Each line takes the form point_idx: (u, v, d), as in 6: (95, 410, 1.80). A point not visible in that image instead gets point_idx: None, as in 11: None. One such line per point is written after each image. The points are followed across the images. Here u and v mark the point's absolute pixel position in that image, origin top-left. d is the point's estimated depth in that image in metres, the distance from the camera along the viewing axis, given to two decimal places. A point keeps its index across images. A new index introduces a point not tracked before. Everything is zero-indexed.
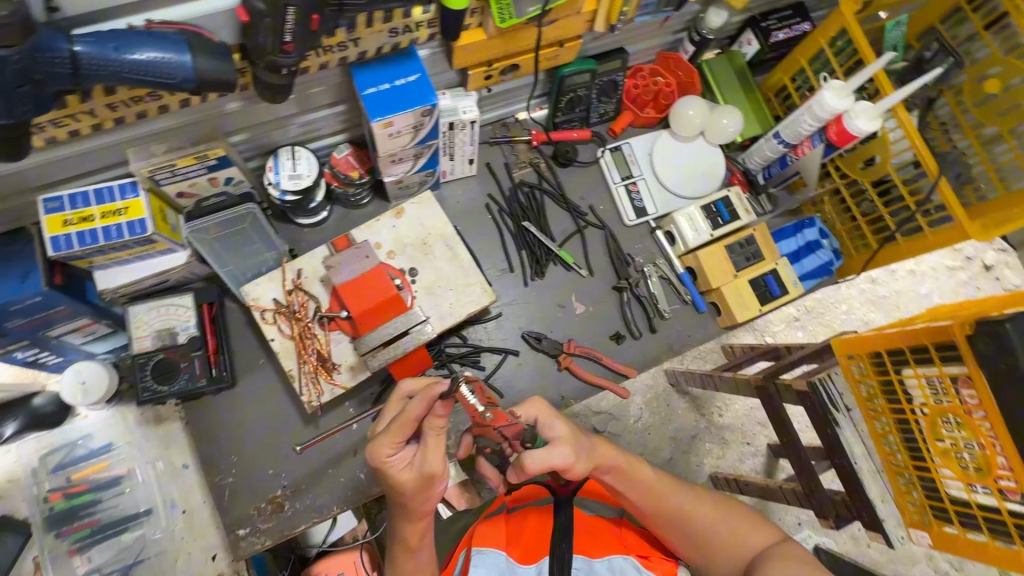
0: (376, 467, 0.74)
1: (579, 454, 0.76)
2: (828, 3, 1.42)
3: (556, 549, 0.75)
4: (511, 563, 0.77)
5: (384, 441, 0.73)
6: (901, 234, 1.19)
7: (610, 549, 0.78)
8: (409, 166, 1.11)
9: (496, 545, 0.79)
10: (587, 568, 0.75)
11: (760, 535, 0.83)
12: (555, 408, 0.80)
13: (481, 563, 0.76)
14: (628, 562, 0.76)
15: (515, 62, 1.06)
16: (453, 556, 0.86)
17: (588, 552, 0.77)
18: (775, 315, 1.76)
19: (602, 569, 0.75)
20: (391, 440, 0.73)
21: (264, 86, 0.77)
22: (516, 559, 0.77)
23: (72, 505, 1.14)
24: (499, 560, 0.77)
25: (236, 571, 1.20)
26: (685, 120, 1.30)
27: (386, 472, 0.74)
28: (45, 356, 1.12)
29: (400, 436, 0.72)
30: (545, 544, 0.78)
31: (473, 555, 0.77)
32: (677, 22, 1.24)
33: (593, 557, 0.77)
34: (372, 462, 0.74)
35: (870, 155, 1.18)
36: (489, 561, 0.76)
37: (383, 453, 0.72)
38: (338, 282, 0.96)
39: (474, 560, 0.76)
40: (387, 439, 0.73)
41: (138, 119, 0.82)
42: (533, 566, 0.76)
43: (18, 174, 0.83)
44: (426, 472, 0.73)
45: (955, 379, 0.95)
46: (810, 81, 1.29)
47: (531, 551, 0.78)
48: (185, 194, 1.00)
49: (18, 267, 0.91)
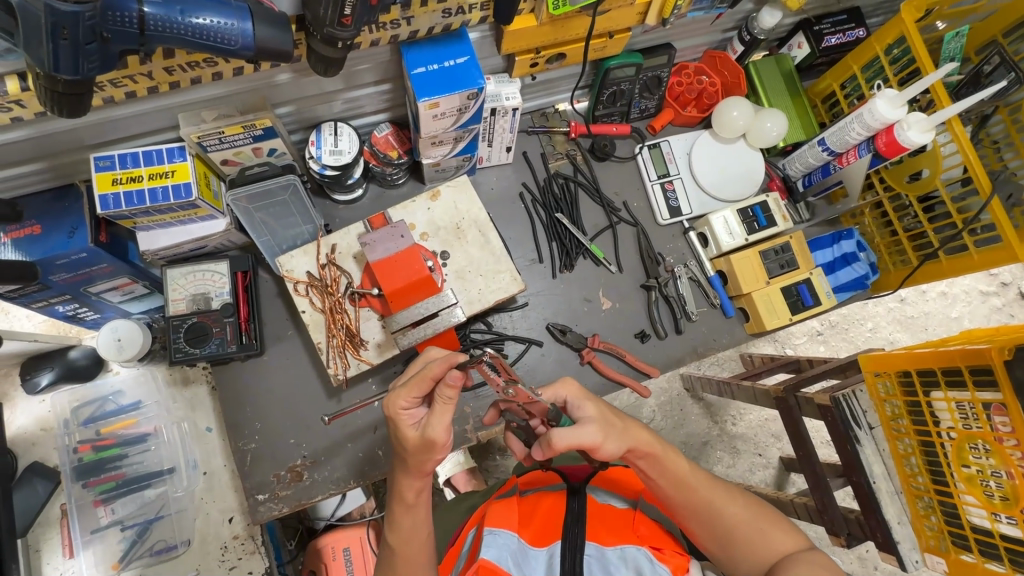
0: (389, 418, 0.76)
1: (609, 435, 0.77)
2: (884, 10, 1.38)
3: (569, 536, 0.76)
4: (522, 545, 0.77)
5: (401, 394, 0.75)
6: (944, 252, 1.16)
7: (624, 538, 0.77)
8: (447, 149, 1.12)
9: (507, 526, 0.79)
10: (599, 556, 0.75)
11: (783, 540, 0.80)
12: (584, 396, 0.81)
13: (493, 543, 0.75)
14: (641, 552, 0.74)
15: (562, 51, 1.06)
16: (463, 535, 0.88)
17: (600, 541, 0.77)
18: (799, 326, 1.74)
19: (613, 558, 0.75)
20: (407, 394, 0.74)
21: (318, 59, 0.78)
22: (527, 541, 0.78)
23: (101, 458, 1.20)
24: (511, 542, 0.76)
25: (252, 535, 1.23)
26: (728, 121, 1.28)
27: (397, 424, 0.75)
28: (84, 311, 1.15)
29: (416, 393, 0.74)
30: (558, 528, 0.79)
31: (485, 534, 0.76)
32: (728, 20, 1.22)
33: (605, 545, 0.77)
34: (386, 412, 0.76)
35: (917, 168, 1.16)
36: (501, 540, 0.76)
37: (398, 405, 0.74)
38: (373, 259, 0.96)
39: (486, 540, 0.76)
40: (403, 393, 0.75)
41: (192, 84, 0.84)
42: (545, 549, 0.77)
43: (73, 131, 0.86)
44: (431, 435, 0.73)
45: (988, 405, 0.94)
46: (860, 89, 1.26)
47: (543, 533, 0.80)
48: (230, 161, 1.02)
49: (67, 222, 0.93)
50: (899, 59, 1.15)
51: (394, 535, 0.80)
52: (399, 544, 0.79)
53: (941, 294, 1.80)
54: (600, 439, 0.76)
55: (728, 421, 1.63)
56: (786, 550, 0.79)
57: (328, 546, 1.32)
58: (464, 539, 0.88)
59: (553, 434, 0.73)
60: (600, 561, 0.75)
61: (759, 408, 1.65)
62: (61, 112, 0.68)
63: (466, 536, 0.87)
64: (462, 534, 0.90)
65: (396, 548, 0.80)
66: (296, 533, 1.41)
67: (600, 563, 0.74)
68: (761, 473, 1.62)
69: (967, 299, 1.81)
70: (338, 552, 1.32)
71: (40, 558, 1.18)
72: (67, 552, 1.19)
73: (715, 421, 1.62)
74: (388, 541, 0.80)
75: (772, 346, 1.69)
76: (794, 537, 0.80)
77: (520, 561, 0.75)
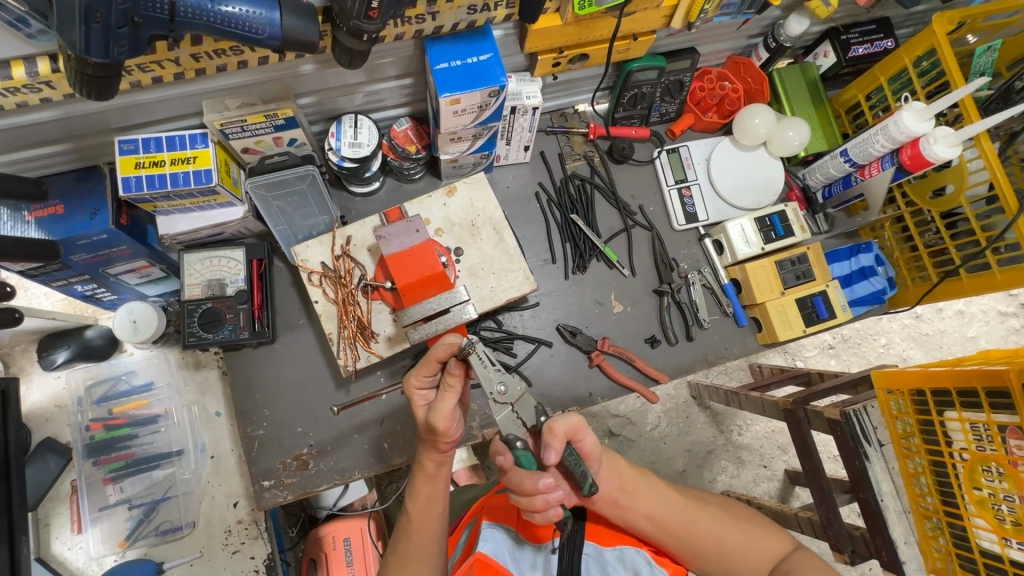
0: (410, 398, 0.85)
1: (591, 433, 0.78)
2: (913, 22, 1.36)
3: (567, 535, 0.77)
4: (518, 542, 0.78)
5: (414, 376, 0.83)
6: (966, 269, 1.13)
7: (624, 540, 0.79)
8: (466, 146, 1.12)
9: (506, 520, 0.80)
10: (597, 556, 0.76)
11: (771, 540, 0.82)
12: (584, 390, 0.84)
13: (491, 538, 0.76)
14: (640, 555, 0.76)
15: (585, 52, 1.05)
16: (462, 525, 0.91)
17: (599, 541, 0.78)
18: (811, 339, 1.73)
19: (611, 559, 0.76)
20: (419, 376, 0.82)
21: (343, 51, 0.78)
22: (525, 538, 0.80)
23: (112, 436, 1.23)
24: (506, 538, 0.77)
25: (256, 520, 1.24)
26: (750, 128, 1.26)
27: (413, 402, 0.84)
28: (102, 292, 1.17)
29: (425, 374, 0.82)
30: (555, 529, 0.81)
31: (483, 528, 0.77)
32: (754, 26, 1.21)
33: (603, 545, 0.78)
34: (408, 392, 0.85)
35: (941, 184, 1.14)
36: (497, 536, 0.77)
37: (413, 384, 0.83)
38: (388, 252, 0.96)
39: (484, 534, 0.77)
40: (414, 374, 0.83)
41: (217, 72, 0.84)
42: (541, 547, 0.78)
43: (99, 113, 0.87)
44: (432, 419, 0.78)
45: (1004, 428, 0.91)
46: (886, 101, 1.25)
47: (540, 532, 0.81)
48: (251, 150, 1.03)
49: (89, 203, 0.95)
50: (928, 71, 1.14)
51: (413, 502, 0.84)
52: (417, 511, 0.83)
53: (958, 312, 1.77)
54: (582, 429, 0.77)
55: (734, 431, 1.62)
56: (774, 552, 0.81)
57: (328, 535, 1.33)
58: (462, 534, 0.90)
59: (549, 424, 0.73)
60: (598, 561, 0.76)
61: (766, 419, 1.64)
62: (89, 94, 0.69)
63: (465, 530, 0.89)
64: (461, 527, 0.92)
65: (413, 515, 0.83)
66: (298, 520, 1.43)
67: (597, 564, 0.75)
68: (765, 484, 1.61)
69: (984, 318, 1.78)
70: (338, 542, 1.33)
71: (48, 533, 1.20)
72: (75, 528, 1.21)
73: (721, 430, 1.61)
74: (407, 508, 0.84)
75: (782, 357, 1.67)
76: (780, 538, 0.82)
77: (516, 558, 0.76)
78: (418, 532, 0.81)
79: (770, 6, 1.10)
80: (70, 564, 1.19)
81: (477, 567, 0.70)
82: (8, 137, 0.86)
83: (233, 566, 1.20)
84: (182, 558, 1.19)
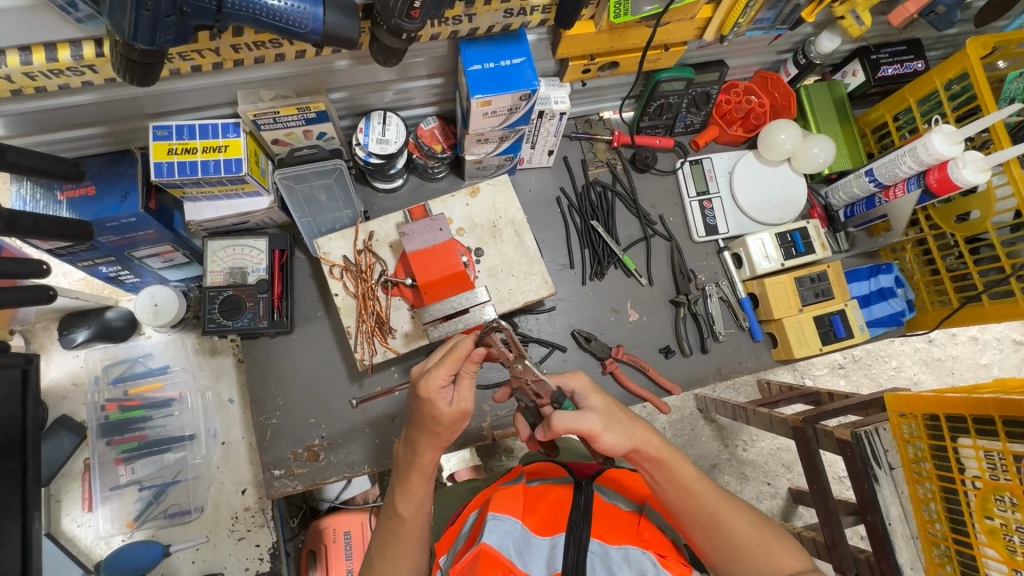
0: (422, 398, 0.78)
1: (610, 426, 0.78)
2: (944, 45, 1.36)
3: (573, 529, 0.76)
4: (526, 532, 0.76)
5: (437, 373, 0.77)
6: (989, 296, 1.13)
7: (629, 539, 0.77)
8: (491, 148, 1.12)
9: (511, 512, 0.77)
10: (602, 554, 0.74)
11: (790, 557, 0.79)
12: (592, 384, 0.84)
13: (496, 529, 0.73)
14: (646, 557, 0.73)
15: (616, 60, 1.06)
16: (463, 516, 0.91)
17: (606, 539, 0.76)
18: (821, 358, 1.72)
19: (617, 558, 0.74)
20: (440, 372, 0.77)
21: (380, 49, 0.79)
22: (531, 529, 0.78)
23: (126, 417, 1.24)
24: (513, 529, 0.74)
25: (262, 508, 1.26)
26: (775, 143, 1.26)
27: (432, 402, 0.77)
28: (125, 274, 1.19)
29: (446, 372, 0.77)
30: (563, 522, 0.79)
31: (488, 519, 0.74)
32: (785, 42, 1.21)
33: (610, 544, 0.75)
34: (420, 391, 0.78)
35: (967, 209, 1.13)
36: (503, 526, 0.74)
37: (433, 382, 0.77)
38: (411, 249, 0.97)
39: (489, 525, 0.74)
40: (439, 371, 0.77)
41: (254, 63, 0.86)
42: (548, 539, 0.77)
43: (136, 99, 0.88)
44: (461, 405, 0.78)
45: (1019, 457, 0.90)
46: (914, 122, 1.24)
47: (547, 524, 0.79)
48: (281, 142, 1.04)
49: (120, 186, 0.96)
50: (958, 95, 1.14)
51: (403, 502, 0.82)
52: (409, 513, 0.81)
53: (971, 338, 1.76)
54: (602, 427, 0.77)
55: (738, 446, 1.62)
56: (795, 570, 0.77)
57: (329, 528, 1.34)
58: (465, 521, 0.89)
59: (553, 416, 0.76)
60: (603, 559, 0.74)
61: (772, 436, 1.63)
62: (132, 80, 0.71)
63: (469, 517, 0.88)
64: (463, 516, 0.91)
65: (404, 516, 0.81)
66: (300, 511, 1.42)
67: (603, 561, 0.74)
68: (767, 502, 1.60)
69: (998, 346, 1.77)
70: (338, 535, 1.34)
71: (59, 509, 1.22)
72: (86, 506, 1.22)
73: (725, 444, 1.61)
74: (397, 509, 0.82)
75: (791, 374, 1.67)
76: (800, 556, 0.79)
77: (522, 550, 0.74)
78: (403, 528, 0.81)
79: (802, 23, 1.10)
80: (79, 542, 1.21)
81: (481, 561, 0.68)
82: (47, 118, 0.87)
83: (239, 552, 1.23)
84: (188, 541, 1.21)
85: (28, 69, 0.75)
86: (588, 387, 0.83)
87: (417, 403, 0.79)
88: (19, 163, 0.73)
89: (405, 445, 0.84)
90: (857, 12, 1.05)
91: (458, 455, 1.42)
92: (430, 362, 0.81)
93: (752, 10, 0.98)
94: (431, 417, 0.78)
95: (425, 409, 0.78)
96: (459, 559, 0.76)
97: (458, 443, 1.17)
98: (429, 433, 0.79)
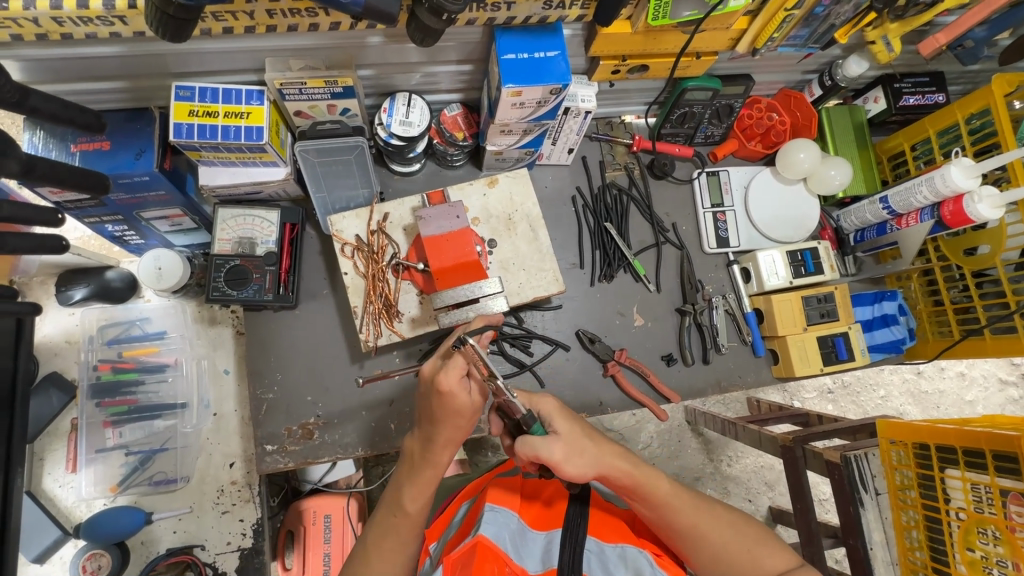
0: (443, 392, 0.75)
1: (572, 457, 0.75)
2: (966, 80, 1.38)
3: (570, 528, 0.74)
4: (522, 526, 0.75)
5: (454, 363, 0.76)
6: (991, 331, 1.15)
7: (626, 538, 0.76)
8: (514, 140, 1.12)
9: (509, 506, 0.76)
10: (599, 552, 0.73)
11: (773, 560, 0.80)
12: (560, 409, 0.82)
13: (492, 521, 0.72)
14: (642, 555, 0.72)
15: (647, 63, 1.06)
16: (452, 505, 0.90)
17: (601, 537, 0.75)
18: (811, 381, 1.74)
19: (613, 556, 0.73)
20: (455, 363, 0.76)
21: (418, 28, 0.79)
22: (527, 523, 0.77)
23: (117, 380, 1.21)
24: (511, 521, 0.73)
25: (249, 483, 1.25)
26: (793, 161, 1.25)
27: (454, 394, 0.76)
28: (130, 235, 1.17)
29: (457, 367, 0.76)
30: (558, 519, 0.78)
31: (486, 510, 0.73)
32: (813, 62, 1.22)
33: (605, 541, 0.74)
34: (440, 385, 0.75)
35: (975, 244, 1.15)
36: (501, 519, 0.73)
37: (451, 375, 0.75)
38: (426, 234, 0.97)
39: (486, 517, 0.72)
40: (456, 361, 0.76)
41: (287, 31, 0.84)
42: (543, 533, 0.76)
43: (163, 56, 0.87)
44: (477, 394, 0.79)
45: (1006, 493, 0.92)
46: (932, 153, 1.25)
47: (543, 520, 0.79)
48: (303, 113, 1.02)
49: (136, 143, 0.94)
50: (978, 129, 1.15)
51: (411, 500, 0.82)
52: (416, 511, 0.82)
53: (959, 374, 1.78)
54: (561, 458, 0.74)
55: (723, 461, 1.64)
56: (777, 570, 0.79)
57: (308, 509, 1.34)
58: (456, 510, 0.88)
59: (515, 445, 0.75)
60: (599, 557, 0.72)
61: (756, 454, 1.66)
62: (163, 35, 0.69)
63: (461, 508, 0.88)
64: (452, 505, 0.90)
65: (411, 514, 0.83)
66: (281, 491, 1.39)
67: (600, 560, 0.72)
68: None
69: (984, 383, 1.79)
70: (317, 517, 1.33)
71: (42, 467, 1.20)
72: (69, 466, 1.20)
73: (711, 458, 1.64)
74: (404, 507, 0.82)
75: (780, 395, 1.69)
76: (784, 555, 0.81)
77: (518, 543, 0.72)
78: (406, 524, 0.83)
79: (834, 44, 1.11)
80: (59, 502, 1.19)
81: (478, 553, 0.65)
82: (70, 67, 0.85)
83: (222, 526, 1.22)
84: (172, 510, 1.20)
85: (57, 14, 0.73)
86: (553, 411, 0.81)
87: (434, 398, 0.77)
88: (42, 108, 0.70)
89: (417, 442, 0.84)
90: (888, 37, 1.06)
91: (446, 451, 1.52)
92: (440, 356, 0.81)
93: (788, 26, 0.98)
94: (452, 408, 0.77)
95: (441, 402, 0.77)
96: (451, 548, 0.75)
97: None
98: (453, 426, 0.78)
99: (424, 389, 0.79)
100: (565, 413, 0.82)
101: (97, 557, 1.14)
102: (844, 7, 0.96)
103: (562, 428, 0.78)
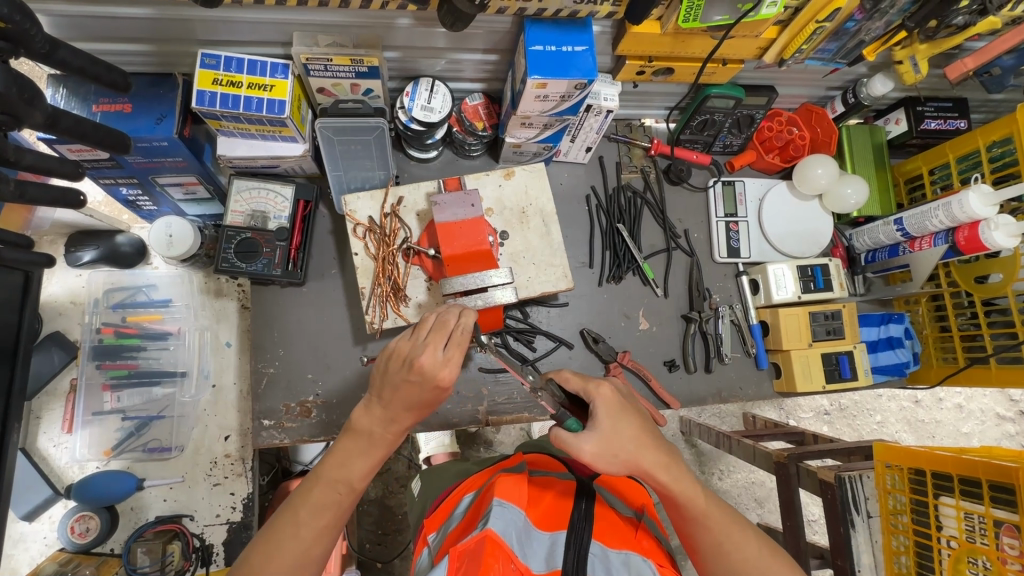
0: (440, 386, 0.75)
1: (603, 458, 0.74)
2: (987, 109, 1.38)
3: (575, 529, 0.74)
4: (528, 524, 0.74)
5: (457, 358, 0.76)
6: (998, 360, 1.15)
7: (629, 545, 0.74)
8: (533, 133, 1.12)
9: (518, 502, 0.74)
10: (603, 557, 0.72)
11: None
12: (624, 405, 0.79)
13: (501, 516, 0.71)
14: (646, 565, 0.71)
15: (672, 66, 1.06)
16: (452, 497, 0.90)
17: (605, 542, 0.74)
18: (809, 401, 1.74)
19: (616, 562, 0.72)
20: (458, 358, 0.75)
21: (450, 12, 0.80)
22: (533, 522, 0.76)
23: (121, 344, 1.23)
24: (518, 518, 0.72)
25: (243, 457, 1.24)
26: (811, 179, 1.25)
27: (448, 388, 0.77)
28: (143, 200, 1.17)
29: (458, 361, 0.76)
30: (565, 519, 0.77)
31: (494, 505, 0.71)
32: (837, 78, 1.22)
33: (609, 547, 0.73)
34: (443, 381, 0.75)
35: (986, 272, 1.14)
36: (507, 515, 0.71)
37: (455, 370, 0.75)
38: (439, 219, 0.95)
39: (493, 512, 0.71)
40: (459, 356, 0.76)
41: (318, 6, 0.84)
42: (548, 534, 0.75)
43: (192, 23, 0.87)
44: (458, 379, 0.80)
45: (1000, 524, 0.92)
46: (950, 178, 1.24)
47: (549, 518, 0.78)
48: (327, 91, 1.02)
49: (157, 108, 0.94)
50: (998, 158, 1.14)
51: (360, 477, 0.79)
52: (362, 486, 0.79)
53: (957, 406, 1.77)
54: (589, 458, 0.74)
55: (714, 474, 1.64)
56: None
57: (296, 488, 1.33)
58: (457, 502, 0.87)
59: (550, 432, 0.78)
60: (603, 562, 0.71)
61: (748, 469, 1.65)
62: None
63: (462, 500, 0.87)
64: (456, 495, 0.90)
65: (356, 489, 0.79)
66: (270, 469, 1.37)
67: (604, 566, 0.71)
68: None
69: (981, 417, 1.78)
70: None
71: (37, 426, 1.20)
72: (65, 427, 1.21)
73: (702, 471, 1.63)
74: (354, 484, 0.78)
75: (776, 412, 1.70)
76: None
77: (523, 540, 0.71)
78: (348, 500, 0.78)
79: (861, 61, 1.10)
80: (52, 462, 1.19)
81: (485, 548, 0.64)
82: (99, 26, 0.86)
83: (212, 498, 1.21)
84: (163, 479, 1.20)
85: None
86: (599, 406, 0.78)
87: (423, 390, 0.76)
88: (71, 62, 0.70)
89: (376, 418, 0.79)
90: (916, 58, 1.06)
91: (439, 439, 1.49)
92: (439, 348, 0.75)
93: (817, 38, 0.98)
94: (437, 397, 0.78)
95: (432, 393, 0.76)
96: (453, 541, 0.74)
97: (450, 424, 1.16)
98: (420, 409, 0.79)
99: (412, 378, 0.75)
100: (618, 408, 0.78)
101: (86, 519, 1.13)
102: (875, 23, 0.96)
103: (605, 422, 0.76)
